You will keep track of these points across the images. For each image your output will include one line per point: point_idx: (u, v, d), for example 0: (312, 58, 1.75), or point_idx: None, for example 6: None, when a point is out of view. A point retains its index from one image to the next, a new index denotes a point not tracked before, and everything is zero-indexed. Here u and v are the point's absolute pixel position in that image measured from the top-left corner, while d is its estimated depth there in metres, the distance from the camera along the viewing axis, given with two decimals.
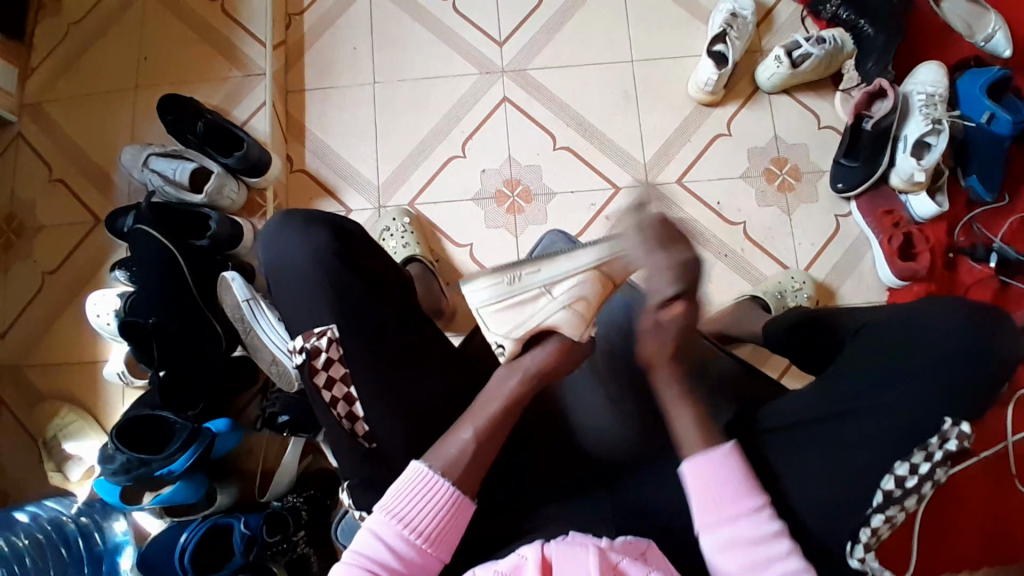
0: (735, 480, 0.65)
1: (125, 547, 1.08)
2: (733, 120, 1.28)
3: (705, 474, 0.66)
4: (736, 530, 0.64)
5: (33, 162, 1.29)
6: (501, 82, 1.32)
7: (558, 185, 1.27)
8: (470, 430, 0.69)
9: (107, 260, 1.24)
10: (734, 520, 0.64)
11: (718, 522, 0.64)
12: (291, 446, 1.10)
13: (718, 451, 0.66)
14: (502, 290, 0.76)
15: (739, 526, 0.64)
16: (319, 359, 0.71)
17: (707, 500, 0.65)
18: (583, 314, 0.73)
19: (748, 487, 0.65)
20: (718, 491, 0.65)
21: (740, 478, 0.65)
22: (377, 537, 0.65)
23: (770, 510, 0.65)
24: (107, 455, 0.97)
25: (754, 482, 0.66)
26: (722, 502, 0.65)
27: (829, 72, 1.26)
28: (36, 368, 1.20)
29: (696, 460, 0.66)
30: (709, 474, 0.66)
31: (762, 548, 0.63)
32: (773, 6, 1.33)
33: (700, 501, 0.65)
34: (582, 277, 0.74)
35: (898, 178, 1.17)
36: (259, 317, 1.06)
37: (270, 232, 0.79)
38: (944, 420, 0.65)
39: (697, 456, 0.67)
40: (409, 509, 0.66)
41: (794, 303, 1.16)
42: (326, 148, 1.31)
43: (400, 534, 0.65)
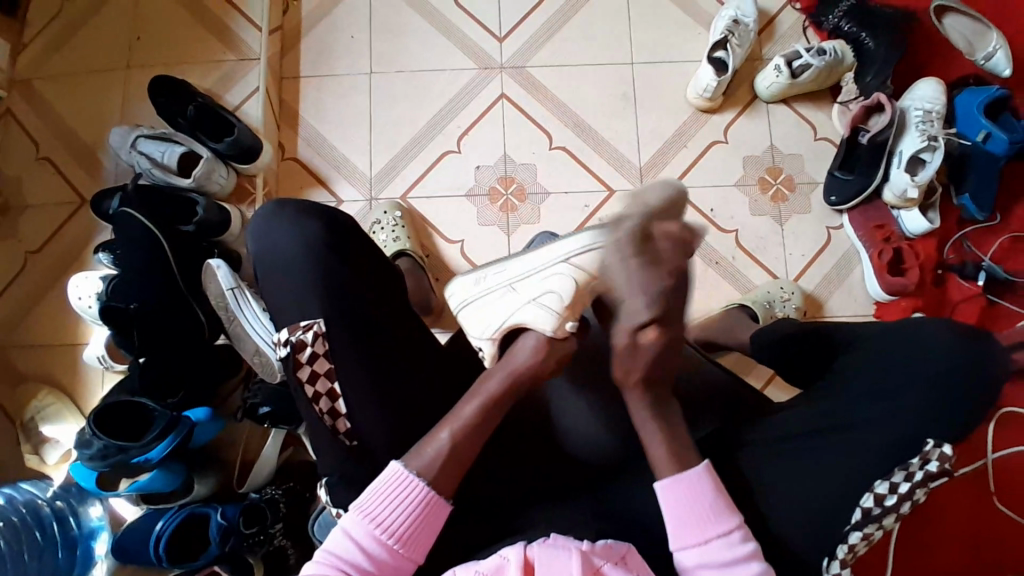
0: (708, 500, 0.65)
1: (100, 533, 1.09)
2: (730, 127, 1.28)
3: (676, 494, 0.66)
4: (709, 551, 0.63)
5: (19, 138, 1.27)
6: (499, 79, 1.31)
7: (553, 185, 1.26)
8: (449, 431, 0.68)
9: (91, 241, 1.22)
10: (706, 542, 0.63)
11: (690, 543, 0.64)
12: (271, 439, 1.10)
13: (691, 472, 0.66)
14: (473, 289, 0.83)
15: (710, 547, 0.63)
16: (304, 353, 0.70)
17: (678, 522, 0.65)
18: (552, 306, 0.75)
19: (720, 509, 0.65)
20: (689, 512, 0.65)
21: (712, 497, 0.65)
22: (349, 537, 0.65)
23: (744, 530, 0.64)
24: (83, 440, 0.95)
25: (727, 502, 0.65)
26: (694, 523, 0.64)
27: (828, 84, 1.26)
28: (15, 348, 1.18)
29: (668, 481, 0.66)
30: (681, 495, 0.65)
31: (735, 570, 0.62)
32: (776, 14, 1.32)
33: (674, 522, 0.65)
34: (552, 271, 0.78)
35: (892, 193, 1.18)
36: (242, 307, 1.04)
37: (259, 221, 0.77)
38: (925, 441, 0.66)
39: (668, 477, 0.66)
40: (381, 509, 0.65)
41: (783, 314, 1.16)
42: (320, 137, 1.29)
43: (371, 534, 0.64)
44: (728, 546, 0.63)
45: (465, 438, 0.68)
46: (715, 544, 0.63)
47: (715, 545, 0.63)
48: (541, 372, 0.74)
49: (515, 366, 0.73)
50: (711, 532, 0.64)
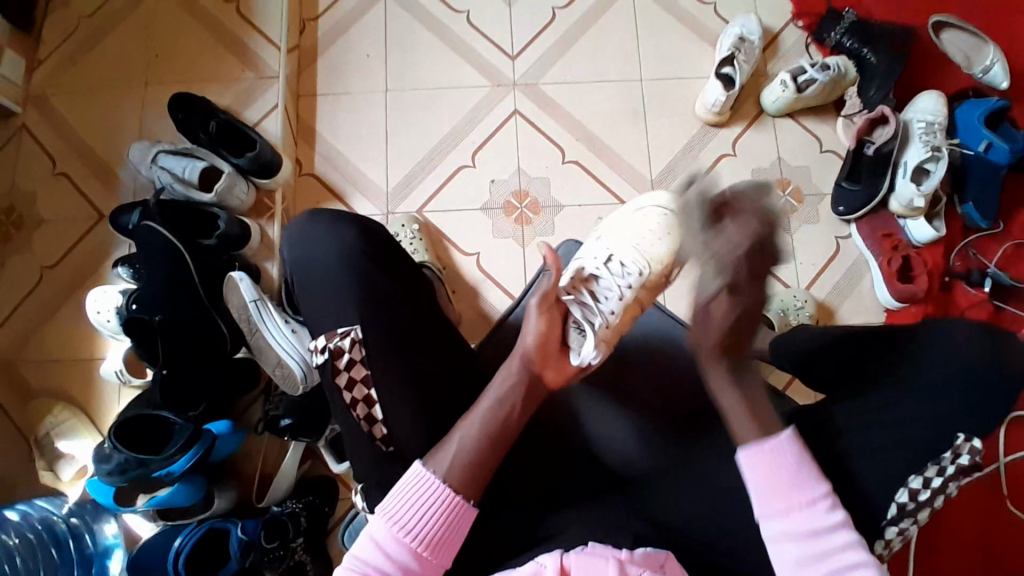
0: (795, 469, 0.65)
1: (114, 551, 1.06)
2: (738, 140, 1.31)
3: (761, 464, 0.65)
4: (794, 520, 0.64)
5: (35, 153, 1.27)
6: (512, 95, 1.34)
7: (566, 198, 1.28)
8: (473, 429, 0.67)
9: (108, 256, 1.22)
10: (795, 509, 0.64)
11: (775, 511, 0.65)
12: (290, 451, 1.08)
13: (778, 438, 0.66)
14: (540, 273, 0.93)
15: (798, 516, 0.64)
16: (341, 360, 0.71)
17: (764, 486, 0.65)
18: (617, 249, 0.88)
19: (811, 474, 0.65)
20: (775, 481, 0.65)
21: (798, 465, 0.65)
22: (377, 544, 0.64)
23: (831, 500, 0.64)
24: (103, 453, 0.94)
25: (813, 470, 0.65)
26: (779, 492, 0.65)
27: (833, 97, 1.30)
28: (30, 362, 1.17)
29: (752, 448, 0.66)
30: (765, 463, 0.65)
31: (823, 539, 0.63)
32: (779, 32, 1.36)
33: (761, 488, 0.65)
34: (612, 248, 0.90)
35: (898, 203, 1.21)
36: (265, 318, 1.05)
37: (294, 231, 0.79)
38: (956, 435, 0.68)
39: (754, 444, 0.66)
40: (406, 514, 0.64)
41: (796, 321, 1.18)
42: (336, 152, 1.31)
43: (399, 540, 0.64)
44: (814, 516, 0.63)
45: (493, 441, 0.68)
46: (803, 512, 0.64)
47: (798, 515, 0.64)
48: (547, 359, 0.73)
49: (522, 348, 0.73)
50: (805, 498, 0.64)
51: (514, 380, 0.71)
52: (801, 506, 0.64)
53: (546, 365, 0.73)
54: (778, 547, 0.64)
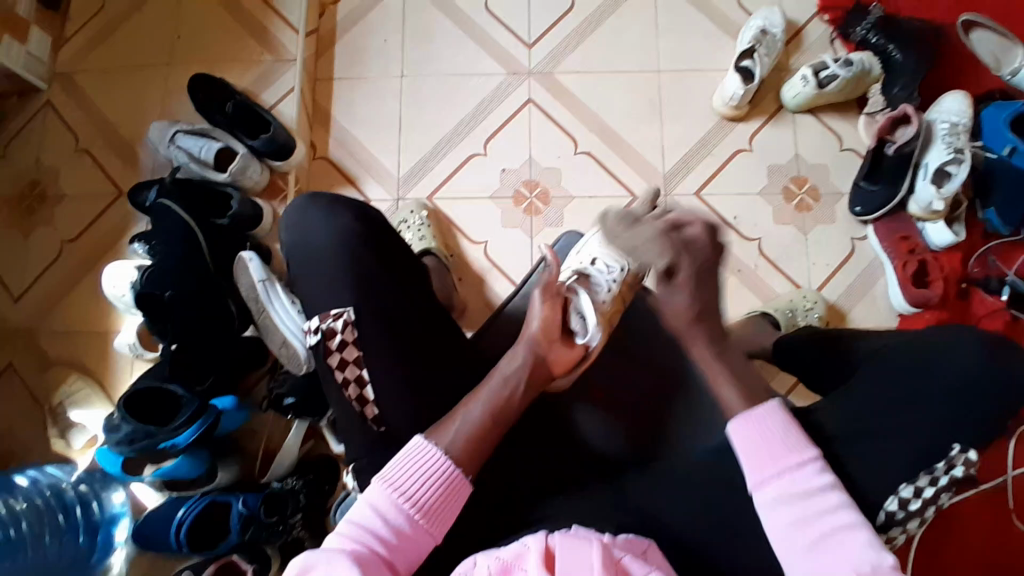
0: (782, 433, 0.66)
1: (121, 519, 1.10)
2: (755, 136, 1.29)
3: (752, 428, 0.67)
4: (786, 479, 0.63)
5: (59, 129, 1.31)
6: (527, 84, 1.33)
7: (577, 189, 1.28)
8: (481, 404, 0.70)
9: (126, 232, 1.25)
10: (788, 470, 0.64)
11: (769, 475, 0.64)
12: (294, 428, 1.11)
13: (764, 407, 0.68)
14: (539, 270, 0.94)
15: (791, 474, 0.64)
16: (333, 341, 0.72)
17: (754, 453, 0.65)
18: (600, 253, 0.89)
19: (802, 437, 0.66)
20: (766, 445, 0.65)
21: (787, 429, 0.66)
22: (374, 508, 0.63)
23: (820, 462, 0.64)
24: (112, 424, 0.97)
25: (800, 434, 0.66)
26: (770, 452, 0.65)
27: (854, 95, 1.27)
28: (48, 332, 1.21)
29: (745, 416, 0.67)
30: (757, 425, 0.67)
31: (812, 501, 0.62)
32: (803, 26, 1.33)
33: (751, 451, 0.65)
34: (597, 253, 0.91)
35: (916, 206, 1.18)
36: (272, 299, 1.07)
37: (294, 214, 0.80)
38: (952, 446, 0.66)
39: (744, 415, 0.68)
40: (407, 480, 0.65)
41: (805, 323, 1.16)
42: (350, 137, 1.32)
43: (396, 505, 0.64)
44: (802, 475, 0.63)
45: (499, 415, 0.70)
46: (789, 470, 0.64)
47: (789, 479, 0.63)
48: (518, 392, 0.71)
49: (507, 371, 0.72)
50: (800, 455, 0.64)
51: (520, 360, 0.74)
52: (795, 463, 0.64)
53: (551, 346, 0.76)
54: (772, 513, 0.63)
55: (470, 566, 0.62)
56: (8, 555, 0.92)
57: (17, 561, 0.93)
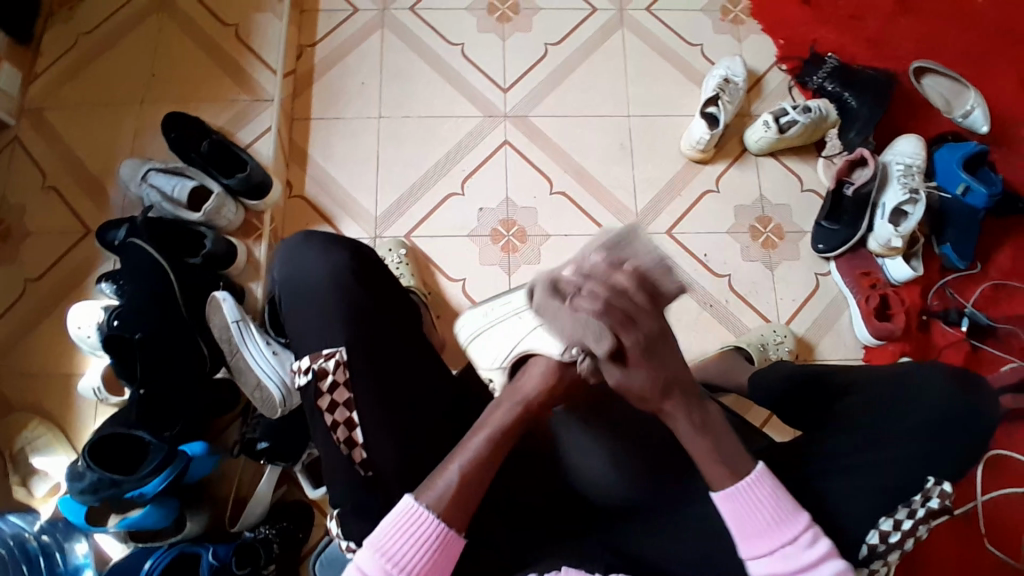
0: (771, 506, 0.65)
1: (84, 571, 1.03)
2: (722, 177, 1.34)
3: (736, 503, 0.66)
4: (778, 558, 0.64)
5: (26, 167, 1.28)
6: (503, 126, 1.37)
7: (553, 228, 1.30)
8: (463, 456, 0.67)
9: (95, 270, 1.22)
10: (784, 546, 0.64)
11: (765, 548, 0.65)
12: (266, 476, 1.08)
13: (751, 476, 0.66)
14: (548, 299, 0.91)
15: (781, 555, 0.64)
16: (325, 381, 0.71)
17: (744, 529, 0.65)
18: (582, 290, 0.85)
19: (790, 513, 0.65)
20: (754, 520, 0.65)
21: (779, 502, 0.66)
22: (362, 574, 0.62)
23: (811, 534, 0.65)
24: (77, 471, 0.94)
25: (791, 504, 0.66)
26: (759, 534, 0.65)
27: (813, 140, 1.34)
28: (4, 377, 1.16)
29: (726, 491, 0.66)
30: (741, 503, 0.66)
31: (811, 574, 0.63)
32: (763, 74, 1.41)
33: (742, 529, 0.65)
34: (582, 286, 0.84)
35: (876, 243, 1.23)
36: (246, 340, 1.06)
37: (287, 253, 0.82)
38: (927, 480, 0.69)
39: (726, 489, 0.66)
40: (394, 543, 0.63)
41: (777, 356, 1.18)
42: (328, 176, 1.33)
43: (387, 572, 0.62)
44: (795, 552, 0.64)
45: (483, 464, 0.66)
46: (785, 550, 0.64)
47: (785, 552, 0.64)
48: (503, 447, 0.68)
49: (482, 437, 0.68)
50: (791, 530, 0.64)
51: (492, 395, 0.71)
52: (786, 544, 0.64)
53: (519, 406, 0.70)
54: None
55: None
56: None
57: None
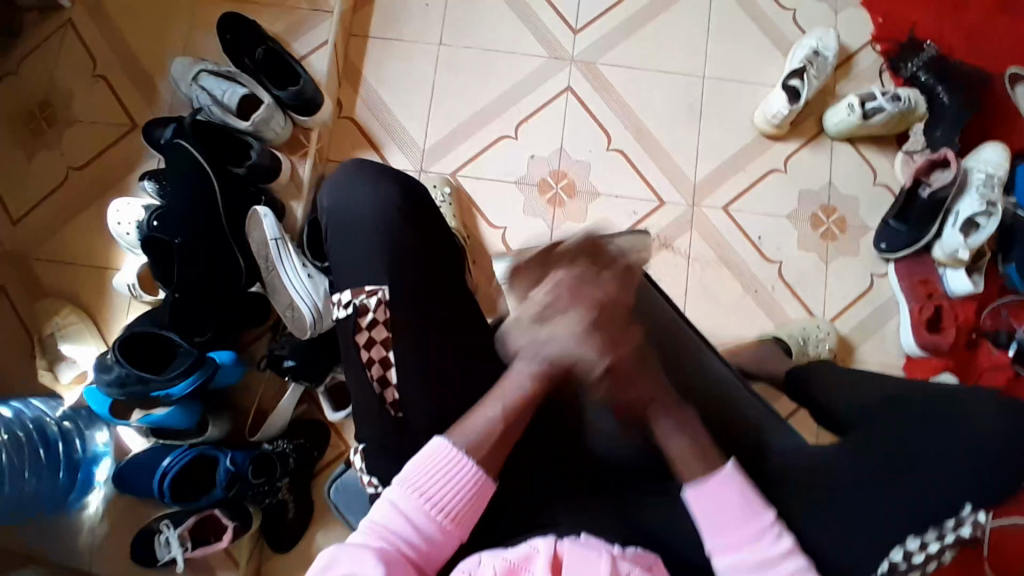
0: (743, 499, 0.63)
1: (103, 459, 1.09)
2: (792, 158, 1.26)
3: (708, 498, 0.63)
4: (747, 552, 0.61)
5: (77, 51, 1.25)
6: (568, 71, 1.29)
7: (604, 185, 1.25)
8: (498, 402, 0.66)
9: (138, 167, 1.20)
10: (746, 541, 0.62)
11: (726, 545, 0.62)
12: (289, 392, 1.10)
13: (723, 471, 0.64)
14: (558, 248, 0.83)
15: (748, 549, 0.61)
16: (365, 318, 0.71)
17: (714, 523, 0.62)
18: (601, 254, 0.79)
19: (758, 507, 0.63)
20: (723, 514, 0.62)
21: (746, 495, 0.63)
22: (397, 509, 0.63)
23: (777, 528, 0.62)
24: (106, 364, 0.97)
25: (759, 500, 0.63)
26: (726, 526, 0.62)
27: (896, 131, 1.24)
28: (44, 262, 1.17)
29: (698, 483, 0.63)
30: (713, 497, 0.63)
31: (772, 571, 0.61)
32: (856, 51, 1.30)
33: (709, 522, 0.63)
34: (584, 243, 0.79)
35: (942, 251, 1.16)
36: (283, 259, 1.05)
37: (338, 178, 0.79)
38: (964, 506, 0.65)
39: (698, 483, 0.63)
40: (429, 481, 0.63)
41: (816, 355, 1.15)
42: (380, 101, 1.28)
43: (422, 510, 0.62)
44: (761, 546, 0.61)
45: (515, 416, 0.66)
46: (751, 545, 0.61)
47: (750, 549, 0.61)
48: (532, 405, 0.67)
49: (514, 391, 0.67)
50: (759, 524, 0.62)
51: (525, 362, 0.68)
52: (752, 538, 0.62)
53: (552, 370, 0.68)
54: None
55: (474, 565, 0.61)
56: None
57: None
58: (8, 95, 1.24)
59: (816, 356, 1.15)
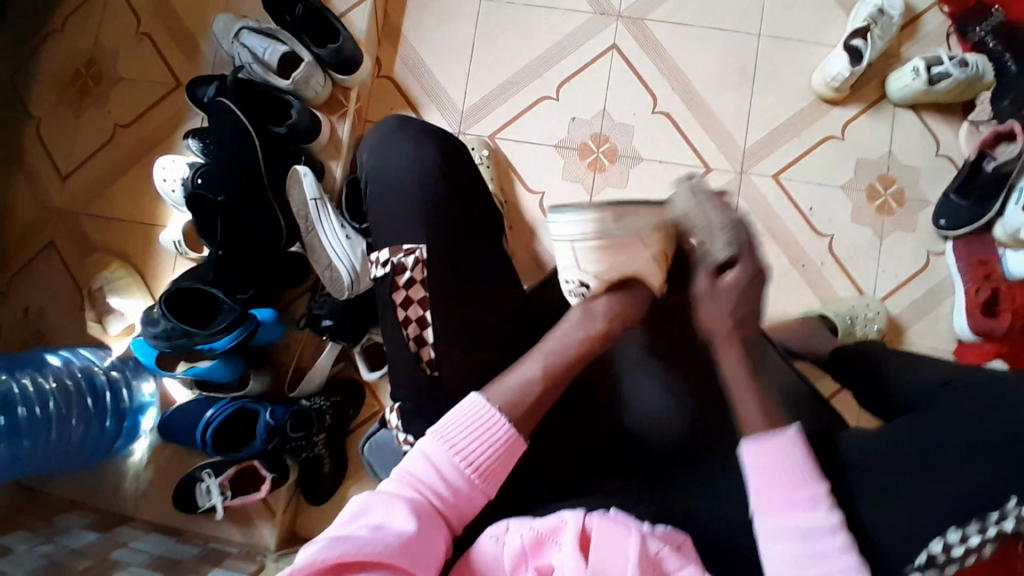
0: (801, 462, 0.62)
1: (148, 408, 1.13)
2: (849, 125, 1.19)
3: (769, 457, 0.62)
4: (793, 518, 0.60)
5: (121, 8, 1.25)
6: (613, 29, 1.24)
7: (646, 152, 1.21)
8: (536, 362, 0.67)
9: (182, 126, 1.21)
10: (796, 503, 0.60)
11: (775, 507, 0.61)
12: (327, 350, 1.12)
13: (785, 434, 0.63)
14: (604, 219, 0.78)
15: (793, 514, 0.60)
16: (402, 277, 0.72)
17: (761, 479, 0.62)
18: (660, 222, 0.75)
19: (810, 474, 0.61)
20: (779, 475, 0.61)
21: (803, 463, 0.62)
22: (428, 460, 0.63)
23: (831, 501, 0.60)
24: (152, 317, 1.00)
25: (814, 470, 0.61)
26: (777, 486, 0.61)
27: (961, 99, 1.16)
28: (94, 218, 1.21)
29: (758, 438, 0.63)
30: (769, 457, 0.62)
31: (818, 541, 0.59)
32: (923, 13, 1.20)
33: (760, 480, 0.62)
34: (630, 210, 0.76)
35: (1003, 230, 1.08)
36: (322, 220, 1.05)
37: (383, 135, 0.80)
38: (1009, 498, 0.56)
39: (761, 437, 0.63)
40: (460, 435, 0.63)
41: (863, 333, 1.10)
42: (419, 60, 1.25)
43: (452, 463, 0.62)
44: (809, 516, 0.60)
45: (550, 381, 0.67)
46: (797, 510, 0.60)
47: (796, 514, 0.60)
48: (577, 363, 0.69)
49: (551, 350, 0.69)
50: (806, 490, 0.60)
51: (573, 321, 0.72)
52: (799, 505, 0.60)
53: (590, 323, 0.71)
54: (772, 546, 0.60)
55: (502, 530, 0.62)
56: (32, 433, 0.96)
57: (41, 436, 0.98)
58: (56, 53, 1.26)
59: (863, 336, 1.10)
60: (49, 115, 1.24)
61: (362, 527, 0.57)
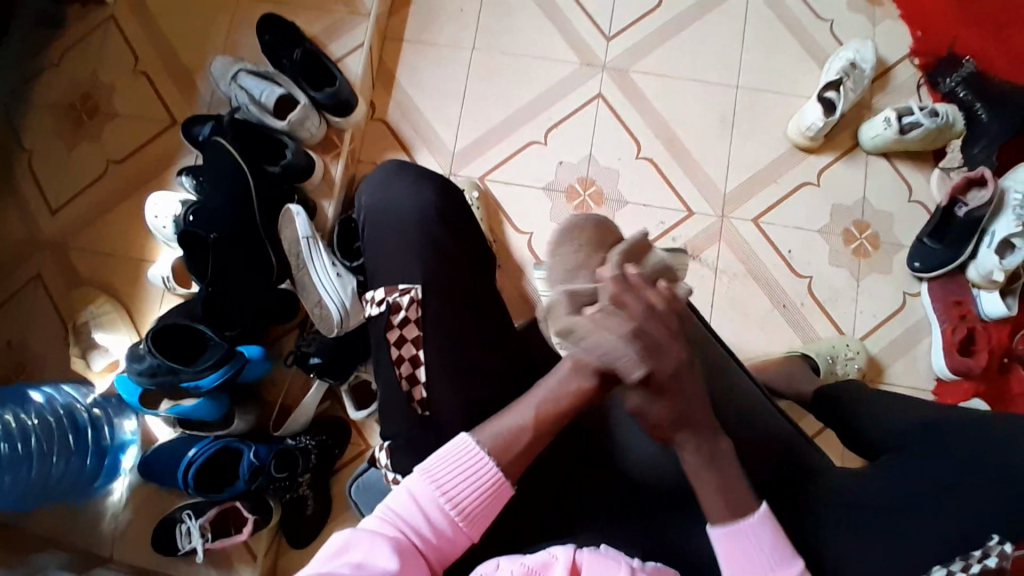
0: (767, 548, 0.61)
1: (130, 446, 1.12)
2: (824, 171, 1.25)
3: (733, 546, 0.61)
4: None
5: (120, 48, 1.28)
6: (600, 78, 1.29)
7: (633, 194, 1.24)
8: (520, 414, 0.65)
9: (175, 163, 1.23)
10: None
11: None
12: (313, 389, 1.12)
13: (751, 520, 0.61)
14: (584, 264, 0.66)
15: None
16: (397, 316, 0.73)
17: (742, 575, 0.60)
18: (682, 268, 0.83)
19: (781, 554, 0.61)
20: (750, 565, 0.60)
21: (772, 546, 0.61)
22: (413, 499, 0.63)
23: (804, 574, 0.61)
24: (137, 354, 1.00)
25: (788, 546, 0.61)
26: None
27: (933, 146, 1.22)
28: (81, 252, 1.21)
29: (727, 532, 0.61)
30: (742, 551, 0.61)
31: None
32: (893, 65, 1.27)
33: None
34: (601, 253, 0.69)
35: (976, 272, 1.14)
36: (314, 257, 1.06)
37: (379, 178, 0.82)
38: (990, 536, 0.58)
39: (727, 526, 0.61)
40: (448, 477, 0.63)
41: (844, 371, 1.13)
42: (413, 104, 1.29)
43: (437, 503, 0.63)
44: None
45: (539, 429, 0.65)
46: None
47: None
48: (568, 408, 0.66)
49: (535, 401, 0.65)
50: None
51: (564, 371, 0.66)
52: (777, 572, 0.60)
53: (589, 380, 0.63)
54: None
55: (492, 569, 0.61)
56: (11, 470, 0.93)
57: (22, 474, 0.95)
58: (53, 88, 1.27)
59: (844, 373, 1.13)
60: (41, 148, 1.25)
61: (345, 564, 0.58)
